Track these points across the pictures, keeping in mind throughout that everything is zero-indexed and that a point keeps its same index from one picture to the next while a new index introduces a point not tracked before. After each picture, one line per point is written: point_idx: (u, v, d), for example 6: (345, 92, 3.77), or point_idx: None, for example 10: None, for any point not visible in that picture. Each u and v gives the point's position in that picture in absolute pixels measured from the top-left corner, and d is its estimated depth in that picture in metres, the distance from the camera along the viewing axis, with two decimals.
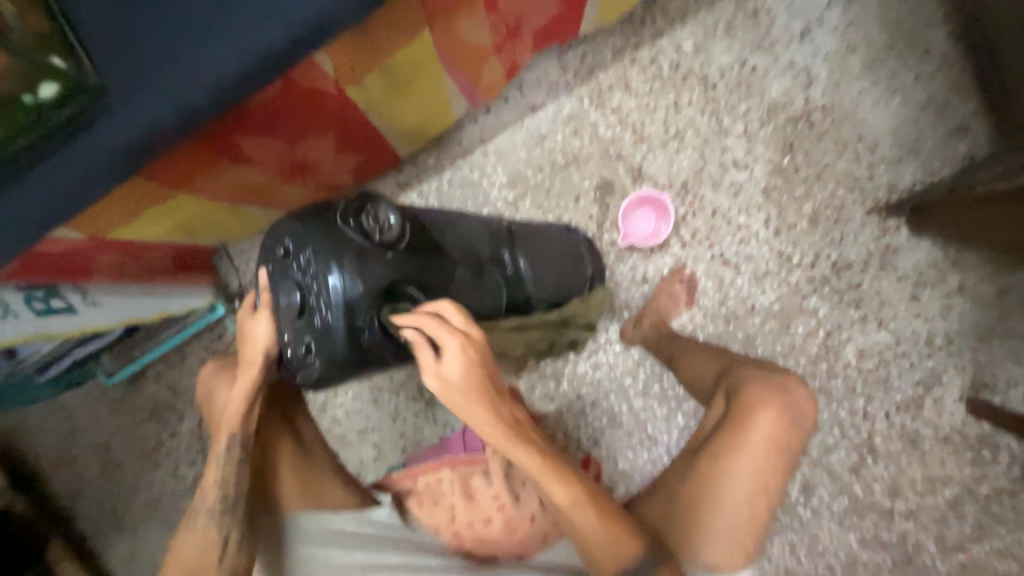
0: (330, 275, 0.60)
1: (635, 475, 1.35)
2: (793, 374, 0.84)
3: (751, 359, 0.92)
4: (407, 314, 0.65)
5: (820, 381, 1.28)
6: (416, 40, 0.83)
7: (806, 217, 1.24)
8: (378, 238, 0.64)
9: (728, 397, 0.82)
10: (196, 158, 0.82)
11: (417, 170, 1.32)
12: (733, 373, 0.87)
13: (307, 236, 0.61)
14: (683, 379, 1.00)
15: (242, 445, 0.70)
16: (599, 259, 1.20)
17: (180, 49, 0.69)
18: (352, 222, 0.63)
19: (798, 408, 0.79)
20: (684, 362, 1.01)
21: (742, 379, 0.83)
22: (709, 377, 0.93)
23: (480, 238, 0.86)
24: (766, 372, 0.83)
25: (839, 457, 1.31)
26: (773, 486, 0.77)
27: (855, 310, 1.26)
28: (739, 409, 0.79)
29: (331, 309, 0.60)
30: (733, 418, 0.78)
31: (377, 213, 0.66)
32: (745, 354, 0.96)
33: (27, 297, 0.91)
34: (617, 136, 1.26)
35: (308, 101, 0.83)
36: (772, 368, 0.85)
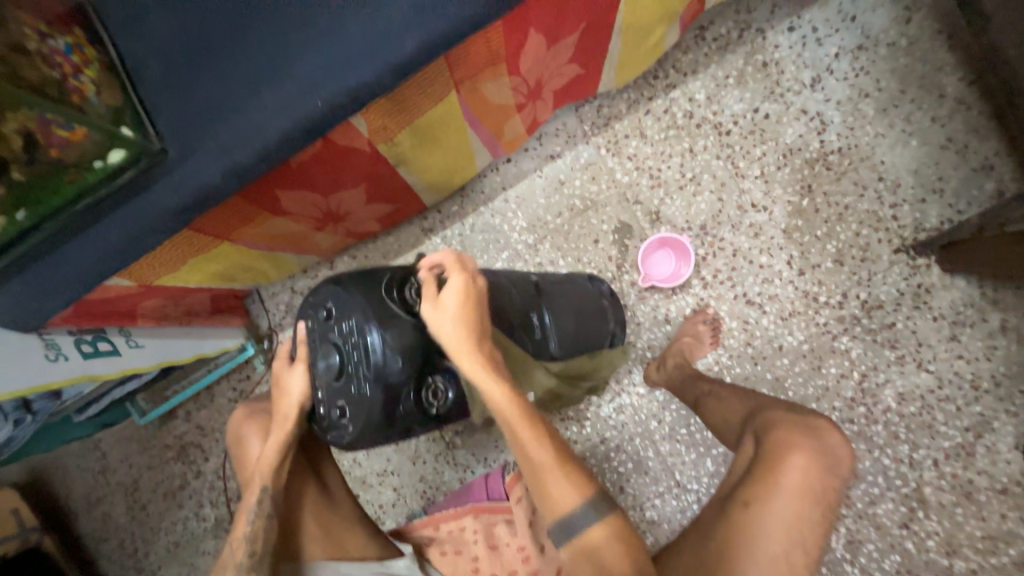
0: (371, 346, 0.63)
1: (664, 526, 1.29)
2: (825, 418, 0.81)
3: (778, 400, 0.89)
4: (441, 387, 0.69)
5: (858, 426, 1.22)
6: (444, 102, 0.89)
7: (830, 257, 1.23)
8: (417, 310, 0.68)
9: (756, 441, 0.79)
10: (238, 211, 0.88)
11: (441, 217, 1.37)
12: (759, 416, 0.84)
13: (344, 291, 0.64)
14: (709, 423, 0.97)
15: (272, 496, 0.71)
16: (622, 313, 1.19)
17: (232, 119, 0.76)
18: (395, 293, 0.67)
19: (832, 453, 0.75)
20: (710, 405, 0.98)
21: (770, 422, 0.80)
22: (736, 420, 0.90)
23: (511, 300, 0.88)
24: (795, 414, 0.80)
25: (886, 510, 1.22)
26: (811, 540, 0.72)
27: (891, 351, 1.21)
28: (768, 453, 0.75)
29: (367, 379, 0.62)
30: (762, 464, 0.75)
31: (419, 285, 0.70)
32: (772, 395, 0.93)
33: (76, 339, 0.96)
34: (634, 180, 1.30)
35: (344, 158, 0.89)
36: (802, 410, 0.82)
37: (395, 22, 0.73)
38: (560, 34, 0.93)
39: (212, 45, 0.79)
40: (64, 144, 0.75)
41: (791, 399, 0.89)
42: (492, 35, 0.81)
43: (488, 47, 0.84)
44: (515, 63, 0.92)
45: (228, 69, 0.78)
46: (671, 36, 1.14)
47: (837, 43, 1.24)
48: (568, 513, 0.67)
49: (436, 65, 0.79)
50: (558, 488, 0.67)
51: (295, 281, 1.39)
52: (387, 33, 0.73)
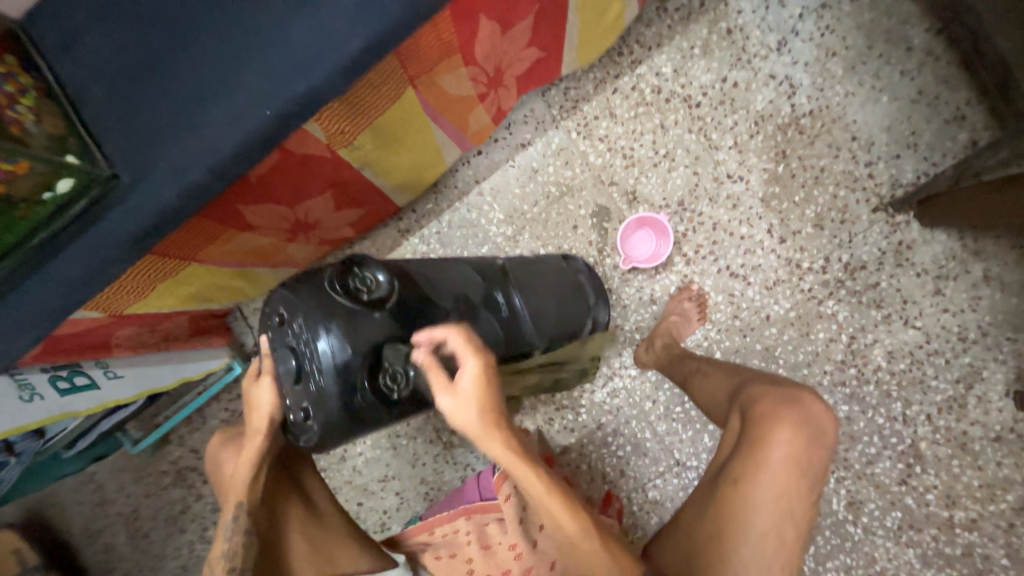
0: (320, 342, 0.61)
1: (668, 504, 1.30)
2: (810, 387, 0.81)
3: (761, 374, 0.89)
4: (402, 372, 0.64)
5: (851, 389, 1.23)
6: (400, 99, 0.87)
7: (810, 221, 1.22)
8: (367, 298, 0.65)
9: (742, 417, 0.79)
10: (201, 231, 0.85)
11: (416, 216, 1.35)
12: (743, 392, 0.84)
13: (298, 297, 0.63)
14: (697, 401, 0.96)
15: (249, 511, 0.69)
16: (605, 291, 1.19)
17: (181, 136, 0.73)
18: (339, 284, 0.64)
19: (818, 423, 0.75)
20: (697, 383, 0.97)
21: (752, 397, 0.80)
22: (723, 395, 0.90)
23: (473, 284, 0.86)
24: (778, 387, 0.80)
25: (884, 468, 1.23)
26: (802, 511, 0.72)
27: (877, 311, 1.21)
28: (751, 430, 0.75)
29: (321, 375, 0.61)
30: (748, 441, 0.75)
31: (365, 272, 0.67)
32: (756, 369, 0.93)
33: (51, 377, 0.94)
34: (608, 162, 1.28)
35: (304, 166, 0.87)
36: (784, 382, 0.81)
37: (338, 20, 0.70)
38: (513, 18, 0.90)
39: (153, 60, 0.76)
40: (9, 179, 0.73)
41: (772, 370, 0.89)
42: (441, 25, 0.79)
43: (439, 39, 0.81)
44: (470, 53, 0.90)
45: (173, 85, 0.75)
46: (630, 10, 1.12)
47: (801, 3, 1.21)
48: None
49: (386, 62, 0.76)
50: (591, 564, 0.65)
51: None
52: (331, 33, 0.71)
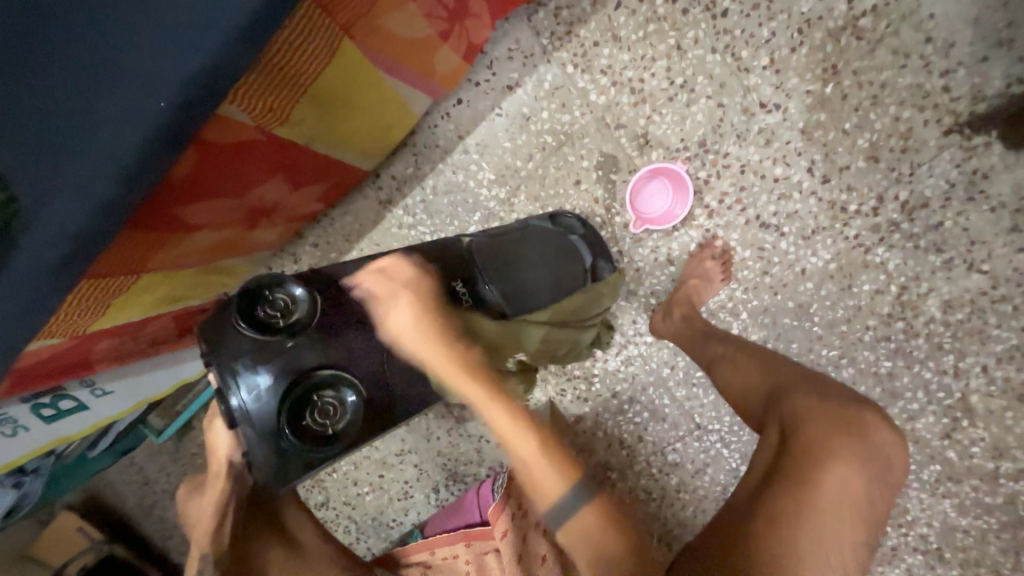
0: (237, 381, 0.56)
1: (689, 467, 1.25)
2: (871, 406, 0.75)
3: (808, 378, 0.80)
4: (338, 398, 0.60)
5: (897, 343, 1.09)
6: (336, 57, 0.70)
7: (862, 153, 1.01)
8: (284, 322, 0.59)
9: (790, 435, 0.71)
10: (141, 242, 0.72)
11: (396, 184, 1.20)
12: (786, 401, 0.76)
13: (212, 339, 0.57)
14: (723, 392, 0.88)
15: (218, 556, 0.69)
16: (607, 250, 1.05)
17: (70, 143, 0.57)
18: (251, 315, 0.58)
19: (881, 454, 0.70)
20: (727, 371, 0.88)
21: (803, 414, 0.72)
22: (760, 397, 0.81)
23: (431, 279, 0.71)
24: (840, 409, 0.72)
25: (926, 424, 1.13)
26: (847, 556, 0.66)
27: (936, 256, 1.03)
28: (805, 456, 0.68)
29: (246, 416, 0.56)
30: (799, 466, 0.68)
31: (279, 295, 0.60)
32: (800, 365, 0.84)
33: (33, 406, 0.89)
34: (613, 100, 1.07)
35: (238, 154, 0.72)
36: (844, 402, 0.74)
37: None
38: None
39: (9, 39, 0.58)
40: None
41: (820, 373, 0.81)
42: None
43: None
44: None
45: (42, 70, 0.58)
46: None
47: None
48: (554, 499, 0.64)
49: (301, 13, 0.59)
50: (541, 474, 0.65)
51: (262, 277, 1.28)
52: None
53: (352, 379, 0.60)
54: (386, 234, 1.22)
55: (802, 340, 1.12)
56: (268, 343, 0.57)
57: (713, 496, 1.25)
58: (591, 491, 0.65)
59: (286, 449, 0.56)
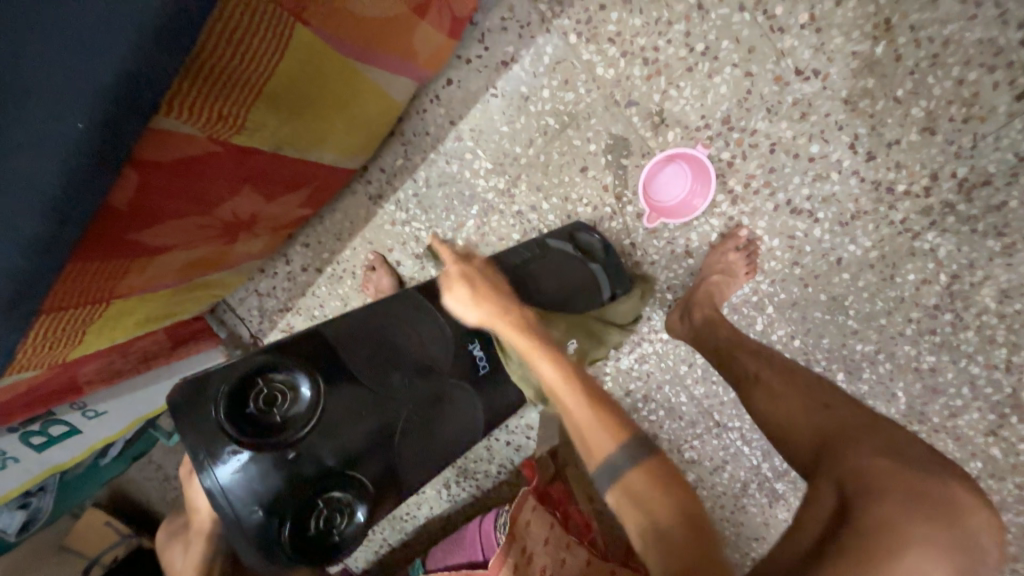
0: (230, 479, 0.51)
1: (706, 464, 1.19)
2: (960, 483, 0.64)
3: (874, 428, 0.70)
4: (347, 501, 0.56)
5: (942, 337, 0.98)
6: (290, 49, 0.61)
7: (914, 125, 0.87)
8: (280, 417, 0.55)
9: (858, 501, 0.62)
10: (98, 271, 0.65)
11: (387, 177, 1.11)
12: (845, 457, 0.67)
13: (197, 430, 0.53)
14: (757, 416, 0.81)
15: None
16: (617, 259, 0.97)
17: None
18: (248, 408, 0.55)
19: (976, 544, 0.61)
20: (765, 393, 0.81)
21: (869, 481, 0.63)
22: (807, 435, 0.74)
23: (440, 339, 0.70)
24: (919, 482, 0.62)
25: (969, 421, 1.02)
26: None
27: (995, 240, 0.90)
28: (875, 528, 0.59)
29: (239, 512, 0.51)
30: (869, 535, 0.58)
31: (279, 384, 0.57)
32: (862, 406, 0.75)
33: (22, 435, 0.86)
34: (622, 72, 0.94)
35: (193, 169, 0.63)
36: (929, 475, 0.64)
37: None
38: None
39: None
40: None
41: (895, 425, 0.71)
42: None
43: None
44: None
45: None
46: None
47: None
48: (607, 460, 0.57)
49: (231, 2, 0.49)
50: (596, 437, 0.58)
51: (258, 283, 1.23)
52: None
53: (359, 476, 0.58)
54: (379, 232, 1.14)
55: (835, 335, 1.02)
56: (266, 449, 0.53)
57: (731, 493, 1.20)
58: (644, 447, 0.56)
59: (280, 552, 0.53)
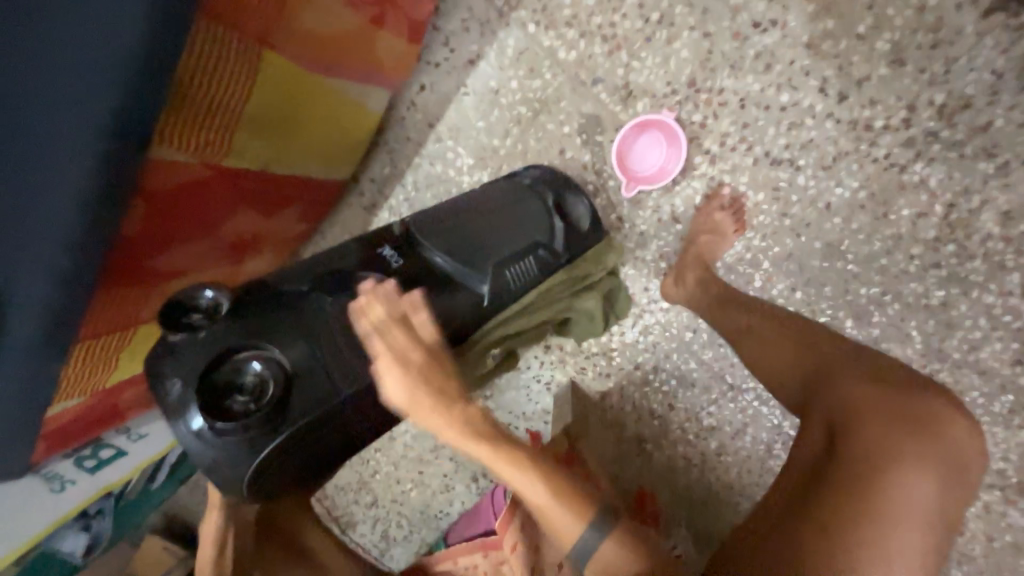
0: (174, 387, 0.56)
1: (726, 428, 1.18)
2: (940, 398, 0.70)
3: (856, 358, 0.75)
4: (263, 373, 0.58)
5: (948, 269, 0.95)
6: (264, 75, 0.67)
7: (882, 58, 0.87)
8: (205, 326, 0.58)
9: (850, 432, 0.68)
10: (123, 298, 0.71)
11: (377, 186, 1.16)
12: (835, 390, 0.71)
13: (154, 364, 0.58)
14: (748, 363, 0.83)
15: None
16: (575, 191, 0.95)
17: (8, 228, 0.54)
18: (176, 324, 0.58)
19: (959, 453, 0.67)
20: (754, 340, 0.83)
21: (859, 410, 0.68)
22: (797, 374, 0.77)
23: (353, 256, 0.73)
24: (902, 402, 0.68)
25: (992, 352, 0.97)
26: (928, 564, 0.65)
27: (986, 162, 0.88)
28: (868, 454, 0.65)
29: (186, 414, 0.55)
30: (862, 462, 0.65)
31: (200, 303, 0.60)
32: (845, 341, 0.78)
33: (76, 460, 0.95)
34: (585, 54, 0.98)
35: (192, 193, 0.69)
36: (911, 394, 0.69)
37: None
38: None
39: None
40: None
41: (875, 352, 0.76)
42: None
43: None
44: None
45: None
46: None
47: None
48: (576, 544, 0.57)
49: (200, 36, 0.56)
50: (560, 518, 0.58)
51: None
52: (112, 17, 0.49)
53: (269, 348, 0.58)
54: None
55: (837, 281, 1.00)
56: (194, 352, 0.57)
57: (756, 456, 1.17)
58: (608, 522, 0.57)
59: (229, 436, 0.55)
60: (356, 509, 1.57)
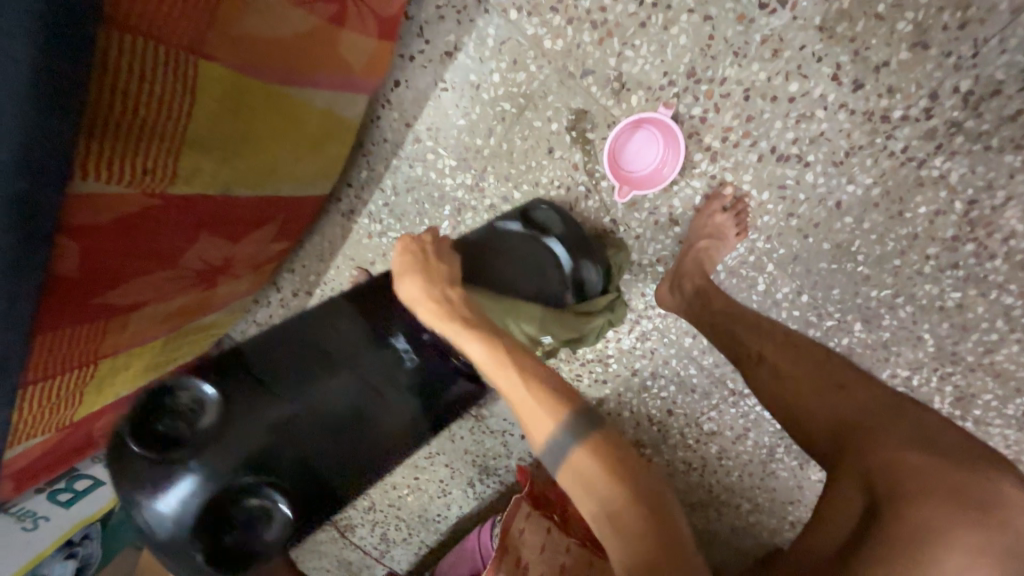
0: (160, 511, 0.48)
1: (727, 434, 1.14)
2: (1007, 479, 0.60)
3: (898, 414, 0.66)
4: (268, 506, 0.51)
5: (967, 270, 0.87)
6: (203, 89, 0.60)
7: (901, 42, 0.79)
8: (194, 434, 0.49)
9: (888, 499, 0.59)
10: (74, 340, 0.66)
11: (355, 191, 1.09)
12: (866, 447, 0.63)
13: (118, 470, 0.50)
14: (764, 398, 0.76)
15: None
16: (577, 228, 0.90)
17: None
18: (156, 435, 0.49)
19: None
20: (771, 370, 0.76)
21: (902, 477, 0.59)
22: (827, 419, 0.69)
23: (349, 319, 0.64)
24: (958, 474, 0.58)
25: (1009, 355, 0.91)
26: None
27: (1014, 155, 0.79)
28: (912, 535, 0.56)
29: (171, 541, 0.48)
30: (903, 538, 0.56)
31: (191, 406, 0.51)
32: (880, 386, 0.71)
33: (48, 493, 0.97)
34: (572, 41, 0.89)
35: (136, 226, 0.63)
36: (964, 466, 0.60)
37: None
38: None
39: None
40: None
41: (921, 412, 0.67)
42: None
43: None
44: None
45: None
46: None
47: None
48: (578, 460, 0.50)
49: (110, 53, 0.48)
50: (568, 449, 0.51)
51: (254, 314, 1.23)
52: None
53: (280, 481, 0.51)
54: (358, 247, 1.12)
55: (845, 284, 0.94)
56: (166, 464, 0.47)
57: (758, 460, 1.13)
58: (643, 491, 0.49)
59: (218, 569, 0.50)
60: (354, 514, 1.55)
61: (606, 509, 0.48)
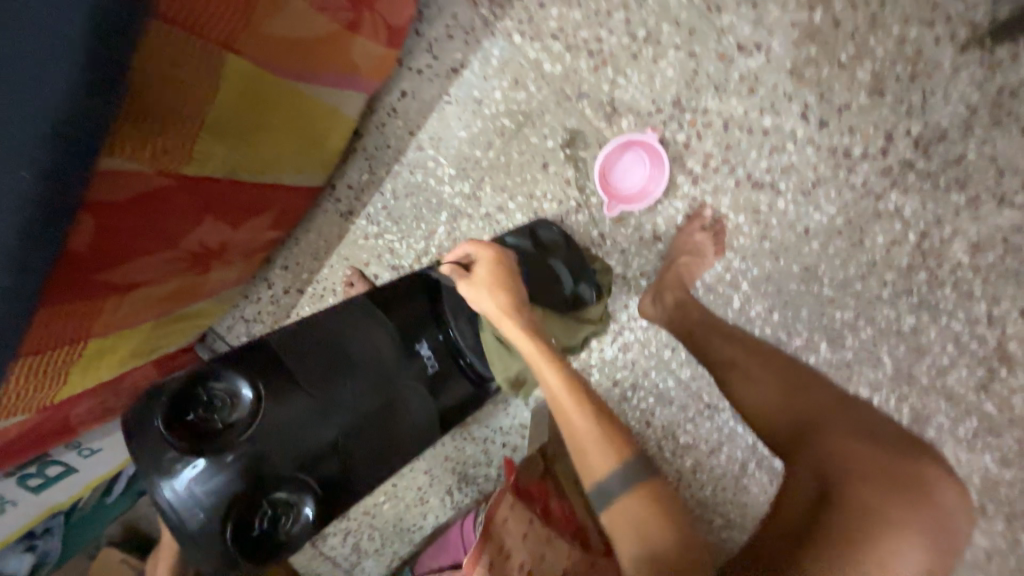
0: (196, 485, 0.56)
1: (702, 447, 1.17)
2: (932, 464, 0.67)
3: (849, 410, 0.72)
4: (294, 499, 0.61)
5: (920, 296, 0.96)
6: (229, 78, 0.64)
7: (861, 88, 0.88)
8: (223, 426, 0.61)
9: (839, 483, 0.63)
10: (72, 313, 0.67)
11: (354, 193, 1.13)
12: (822, 440, 0.69)
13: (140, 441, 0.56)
14: (737, 400, 0.81)
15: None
16: (571, 242, 0.97)
17: None
18: (189, 422, 0.60)
19: (947, 517, 0.63)
20: (743, 375, 0.81)
21: (851, 464, 0.64)
22: (790, 417, 0.74)
23: (373, 327, 0.74)
24: (888, 463, 0.65)
25: (959, 378, 0.98)
26: None
27: (958, 194, 0.89)
28: (857, 515, 0.60)
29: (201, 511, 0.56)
30: (853, 517, 0.60)
31: (228, 399, 0.62)
32: (833, 387, 0.77)
33: (19, 478, 0.89)
34: (569, 68, 0.97)
35: (150, 205, 0.66)
36: (898, 453, 0.66)
37: None
38: None
39: None
40: None
41: (865, 407, 0.74)
42: None
43: None
44: None
45: None
46: None
47: None
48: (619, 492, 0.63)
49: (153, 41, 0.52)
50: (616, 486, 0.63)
51: (243, 309, 1.24)
52: (53, 12, 0.43)
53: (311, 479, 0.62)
54: (354, 247, 1.15)
55: (813, 305, 1.01)
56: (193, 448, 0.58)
57: (731, 474, 1.17)
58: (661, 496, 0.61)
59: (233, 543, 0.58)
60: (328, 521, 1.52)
61: (644, 538, 0.59)
